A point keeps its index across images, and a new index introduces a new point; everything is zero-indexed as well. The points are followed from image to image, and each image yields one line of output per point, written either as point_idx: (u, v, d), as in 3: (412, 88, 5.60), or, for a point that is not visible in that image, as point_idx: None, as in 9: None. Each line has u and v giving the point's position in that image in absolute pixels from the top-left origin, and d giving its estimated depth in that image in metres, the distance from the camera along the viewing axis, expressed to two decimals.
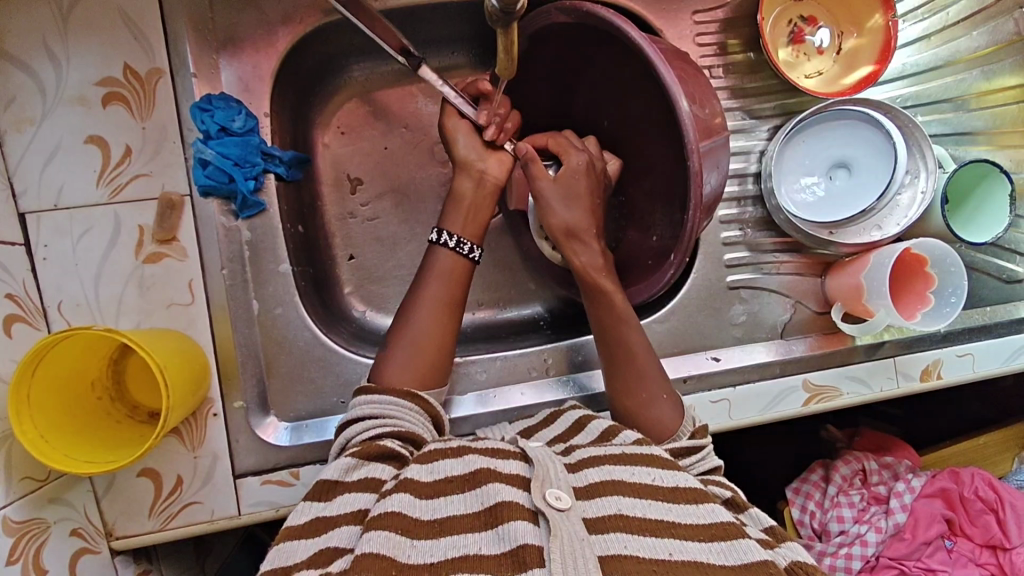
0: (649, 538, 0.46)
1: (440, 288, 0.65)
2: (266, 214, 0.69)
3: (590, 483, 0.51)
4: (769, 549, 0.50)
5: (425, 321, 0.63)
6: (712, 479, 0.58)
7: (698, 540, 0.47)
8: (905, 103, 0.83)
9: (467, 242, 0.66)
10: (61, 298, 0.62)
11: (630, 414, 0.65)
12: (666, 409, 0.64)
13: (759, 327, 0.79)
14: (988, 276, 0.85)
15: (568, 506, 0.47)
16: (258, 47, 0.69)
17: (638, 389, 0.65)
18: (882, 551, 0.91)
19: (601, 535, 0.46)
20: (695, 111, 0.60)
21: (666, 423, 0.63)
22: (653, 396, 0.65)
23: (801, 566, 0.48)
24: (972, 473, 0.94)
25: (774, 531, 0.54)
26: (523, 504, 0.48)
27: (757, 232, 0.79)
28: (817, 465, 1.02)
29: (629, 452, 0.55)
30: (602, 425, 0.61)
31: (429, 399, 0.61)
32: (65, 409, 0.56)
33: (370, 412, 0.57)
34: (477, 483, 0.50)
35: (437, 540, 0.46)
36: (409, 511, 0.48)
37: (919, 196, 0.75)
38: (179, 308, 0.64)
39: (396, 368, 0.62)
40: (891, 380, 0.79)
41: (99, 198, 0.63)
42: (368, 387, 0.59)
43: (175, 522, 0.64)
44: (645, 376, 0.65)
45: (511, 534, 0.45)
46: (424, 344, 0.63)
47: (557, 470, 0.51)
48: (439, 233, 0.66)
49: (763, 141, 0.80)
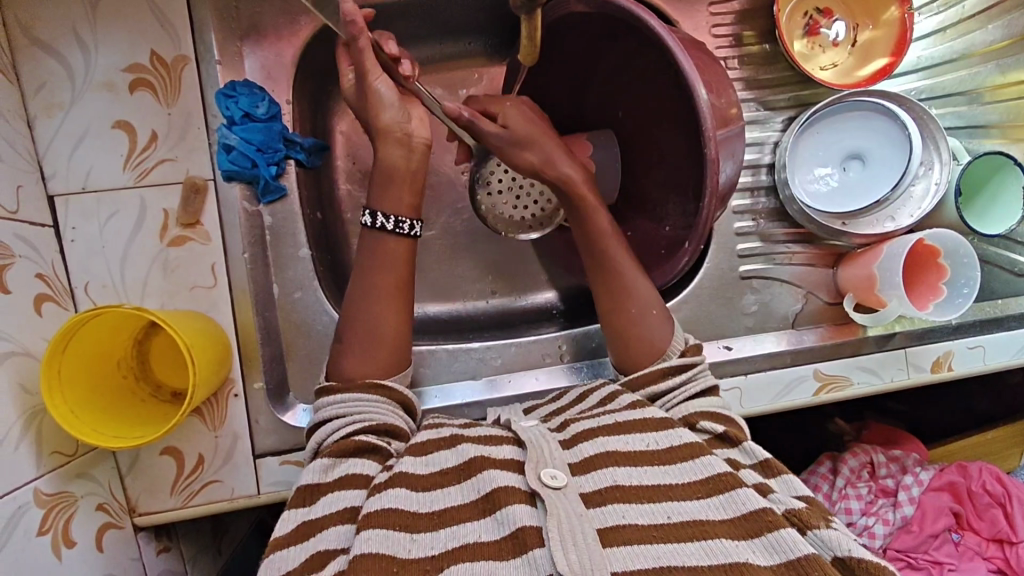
0: (648, 505, 0.47)
1: (384, 277, 0.62)
2: (286, 200, 0.70)
3: (586, 458, 0.51)
4: (766, 496, 0.48)
5: (377, 310, 0.61)
6: (705, 412, 0.59)
7: (696, 498, 0.48)
8: (920, 96, 0.84)
9: (406, 218, 0.62)
10: (87, 279, 0.63)
11: (627, 341, 0.66)
12: (658, 327, 0.65)
13: (771, 317, 0.80)
14: (1001, 269, 0.85)
15: (564, 483, 0.48)
16: (281, 36, 0.70)
17: (627, 309, 0.66)
18: (889, 543, 0.92)
19: (598, 508, 0.47)
20: (712, 100, 0.61)
21: (657, 343, 0.65)
22: (643, 312, 0.66)
23: (798, 513, 0.46)
24: (980, 468, 0.96)
25: (768, 464, 0.53)
26: (518, 487, 0.48)
27: (769, 223, 0.80)
28: (825, 458, 1.02)
29: (624, 420, 0.55)
30: (604, 391, 0.62)
31: (396, 388, 0.60)
32: (92, 386, 0.58)
33: (339, 412, 0.57)
34: (473, 471, 0.51)
35: (438, 531, 0.47)
36: (406, 505, 0.48)
37: (933, 187, 0.76)
38: (202, 291, 0.66)
39: (358, 362, 0.60)
40: (902, 371, 0.80)
41: (126, 181, 0.64)
42: (333, 387, 0.58)
43: (197, 500, 0.66)
44: (634, 294, 0.67)
45: (510, 518, 0.46)
46: (378, 335, 0.61)
47: (551, 450, 0.51)
48: (374, 216, 0.62)
49: (777, 133, 0.80)
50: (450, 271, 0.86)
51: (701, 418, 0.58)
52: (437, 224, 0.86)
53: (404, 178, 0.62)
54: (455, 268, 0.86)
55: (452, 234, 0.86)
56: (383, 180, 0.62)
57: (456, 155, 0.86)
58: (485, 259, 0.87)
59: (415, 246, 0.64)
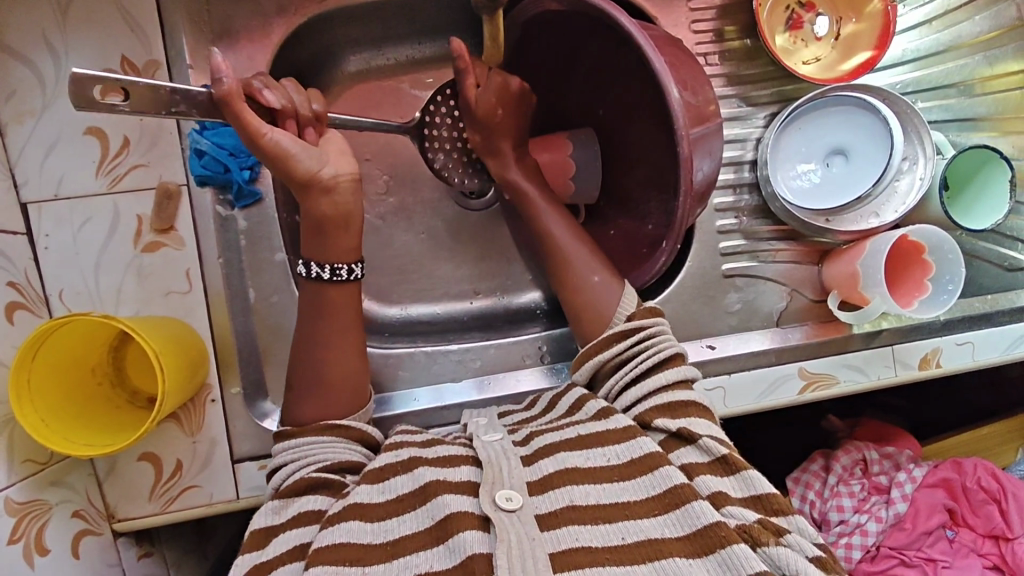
0: (602, 526, 0.47)
1: (344, 306, 0.62)
2: (261, 205, 0.69)
3: (544, 476, 0.51)
4: (721, 509, 0.49)
5: (330, 354, 0.62)
6: (659, 403, 0.58)
7: (652, 517, 0.48)
8: (906, 89, 0.82)
9: (344, 264, 0.62)
10: (61, 286, 0.63)
11: (578, 309, 0.67)
12: (601, 292, 0.66)
13: (755, 316, 0.79)
14: (989, 263, 0.84)
15: (518, 506, 0.48)
16: (253, 38, 0.70)
17: (571, 277, 0.68)
18: (882, 541, 0.91)
19: (552, 531, 0.47)
20: (686, 98, 0.61)
21: (605, 309, 0.66)
22: (584, 279, 0.68)
23: (750, 529, 0.47)
24: (975, 464, 0.94)
25: (729, 459, 0.53)
26: (472, 511, 0.48)
27: (752, 220, 0.79)
28: (817, 455, 1.00)
29: (587, 435, 0.55)
30: (572, 398, 0.62)
31: (352, 425, 0.60)
32: (64, 394, 0.58)
33: (294, 457, 0.57)
34: (428, 497, 0.50)
35: (390, 562, 0.47)
36: (358, 538, 0.48)
37: (918, 182, 0.75)
38: (177, 296, 0.66)
39: (321, 395, 0.61)
40: (889, 369, 0.79)
41: (98, 188, 0.64)
42: (285, 431, 0.59)
43: (175, 506, 0.65)
44: (575, 263, 0.69)
45: (461, 546, 0.45)
46: (331, 367, 0.62)
47: (510, 468, 0.51)
48: (308, 266, 0.61)
49: (759, 129, 0.79)
50: (432, 272, 0.86)
51: (656, 416, 0.57)
52: (419, 225, 0.85)
53: (335, 224, 0.60)
54: (438, 269, 0.86)
55: (434, 235, 0.86)
56: (314, 229, 0.60)
57: None
58: (468, 260, 0.86)
59: (359, 286, 0.64)
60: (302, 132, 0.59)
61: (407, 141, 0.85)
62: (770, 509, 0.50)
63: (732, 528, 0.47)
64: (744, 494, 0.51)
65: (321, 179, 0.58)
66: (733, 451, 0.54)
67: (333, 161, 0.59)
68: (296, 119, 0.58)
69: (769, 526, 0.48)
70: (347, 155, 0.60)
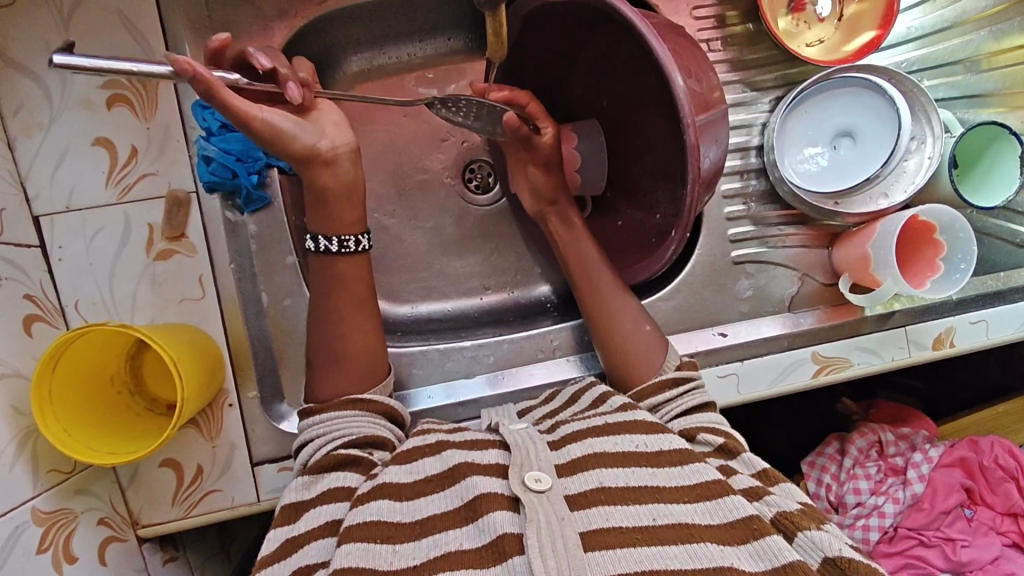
0: (633, 507, 0.48)
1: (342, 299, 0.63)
2: (271, 208, 0.70)
3: (574, 459, 0.52)
4: (756, 501, 0.51)
5: (340, 331, 0.62)
6: (704, 426, 0.60)
7: (682, 502, 0.48)
8: (911, 68, 0.81)
9: (349, 235, 0.63)
10: (78, 297, 0.64)
11: (626, 357, 0.68)
12: (653, 341, 0.69)
13: (767, 301, 0.79)
14: (1002, 241, 0.83)
15: (548, 486, 0.48)
16: (255, 42, 0.70)
17: (622, 324, 0.70)
18: (900, 522, 0.91)
19: (582, 511, 0.47)
20: (690, 85, 0.60)
21: (653, 355, 0.68)
22: (636, 328, 0.69)
23: (789, 516, 0.48)
24: (992, 442, 0.94)
25: (768, 474, 0.55)
26: (501, 492, 0.48)
27: (761, 206, 0.79)
28: (833, 438, 1.01)
29: (613, 422, 0.56)
30: (596, 392, 0.64)
31: (376, 399, 0.61)
32: (85, 405, 0.59)
33: (320, 433, 0.58)
34: (456, 478, 0.51)
35: (420, 541, 0.47)
36: (389, 517, 0.49)
37: (926, 161, 0.75)
38: (192, 303, 0.66)
39: (335, 385, 0.62)
40: (903, 350, 0.79)
41: (109, 198, 0.64)
42: (311, 409, 0.60)
43: (198, 510, 0.66)
44: (626, 310, 0.70)
45: (491, 526, 0.46)
46: (343, 352, 0.62)
47: (536, 452, 0.51)
48: (315, 239, 0.62)
49: (764, 114, 0.79)
50: (441, 269, 0.86)
51: (699, 431, 0.59)
52: (426, 222, 0.85)
53: (341, 195, 0.61)
54: (447, 266, 0.86)
55: (442, 232, 0.86)
56: (317, 202, 0.61)
57: (441, 152, 0.86)
58: (476, 255, 0.87)
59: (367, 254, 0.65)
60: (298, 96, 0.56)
61: (411, 139, 0.85)
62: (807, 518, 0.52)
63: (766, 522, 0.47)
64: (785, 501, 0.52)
65: (321, 152, 0.58)
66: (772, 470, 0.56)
67: (330, 134, 0.59)
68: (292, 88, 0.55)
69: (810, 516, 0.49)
70: (343, 125, 0.60)
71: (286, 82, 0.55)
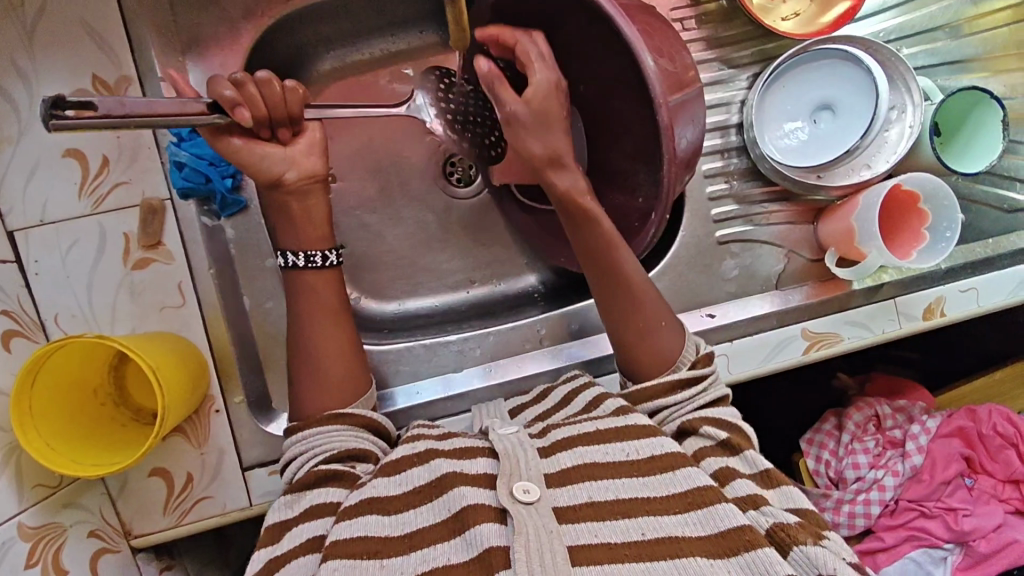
0: (622, 522, 0.47)
1: (330, 304, 0.64)
2: (247, 212, 0.70)
3: (562, 470, 0.51)
4: (752, 510, 0.49)
5: (321, 335, 0.63)
6: (709, 418, 0.59)
7: (672, 513, 0.48)
8: (890, 36, 0.80)
9: (317, 251, 0.64)
10: (57, 311, 0.64)
11: (638, 349, 0.63)
12: (668, 338, 0.63)
13: (754, 280, 0.78)
14: (988, 207, 0.82)
15: (537, 498, 0.47)
16: (224, 45, 0.69)
17: (638, 316, 0.64)
18: (901, 494, 0.92)
19: (570, 525, 0.46)
20: (661, 64, 0.60)
21: (666, 351, 0.63)
22: (653, 322, 0.64)
23: (788, 530, 0.47)
24: (990, 410, 0.93)
25: (769, 475, 0.54)
26: (489, 504, 0.48)
27: (744, 184, 0.78)
28: (829, 415, 1.01)
29: (604, 429, 0.55)
30: (590, 395, 0.62)
31: (360, 415, 0.60)
32: (68, 417, 0.58)
33: (301, 451, 0.58)
34: (444, 489, 0.50)
35: (409, 555, 0.47)
36: (378, 531, 0.48)
37: (908, 130, 0.74)
38: (171, 311, 0.66)
39: (319, 392, 0.61)
40: (893, 321, 0.78)
41: (83, 210, 0.64)
42: (298, 425, 0.59)
43: (190, 517, 0.66)
44: (641, 301, 0.64)
45: (477, 539, 0.45)
46: (324, 359, 0.62)
47: (526, 461, 0.50)
48: (284, 256, 0.63)
49: (742, 91, 0.78)
50: (426, 264, 0.85)
51: (703, 423, 0.58)
52: (408, 218, 0.85)
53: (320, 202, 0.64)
54: (432, 261, 0.85)
55: (425, 227, 0.85)
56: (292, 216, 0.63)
57: (420, 146, 0.85)
58: (461, 248, 0.86)
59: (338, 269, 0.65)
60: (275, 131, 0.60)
61: (389, 135, 0.84)
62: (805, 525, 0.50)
63: (759, 532, 0.47)
64: (782, 505, 0.52)
65: (286, 184, 0.62)
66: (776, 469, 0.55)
67: (297, 164, 0.62)
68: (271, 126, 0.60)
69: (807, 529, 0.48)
70: (313, 157, 0.63)
71: (263, 125, 0.59)
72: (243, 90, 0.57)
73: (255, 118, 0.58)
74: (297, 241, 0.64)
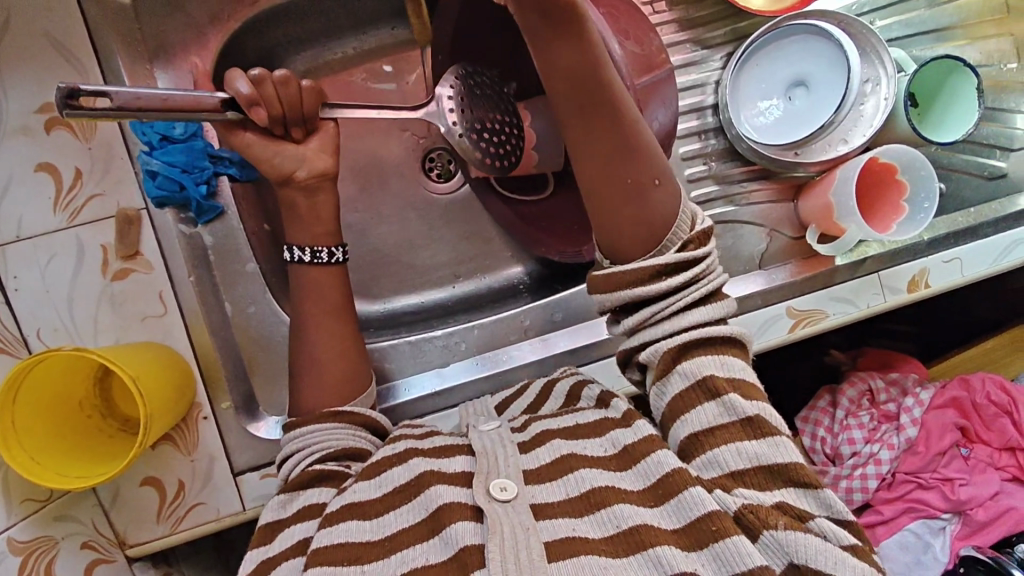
0: (596, 515, 0.47)
1: (316, 305, 0.64)
2: (224, 217, 0.69)
3: (541, 466, 0.51)
4: (723, 493, 0.47)
5: (310, 338, 0.63)
6: (692, 337, 0.53)
7: (645, 506, 0.47)
8: (862, 9, 0.80)
9: (325, 247, 0.65)
10: (38, 326, 0.63)
11: (627, 218, 0.55)
12: (661, 205, 0.55)
13: (737, 260, 0.78)
14: (968, 175, 0.82)
15: (513, 495, 0.48)
16: (190, 49, 0.70)
17: (626, 175, 0.55)
18: (897, 467, 0.92)
19: (548, 520, 0.47)
20: (631, 48, 0.61)
21: (658, 220, 0.55)
22: (643, 185, 0.55)
23: (757, 511, 0.45)
24: (983, 379, 0.94)
25: (754, 422, 0.49)
26: (465, 502, 0.48)
27: (722, 164, 0.78)
28: (823, 391, 1.00)
29: (584, 423, 0.55)
30: (566, 387, 0.62)
31: (356, 411, 0.61)
32: (53, 430, 0.59)
33: (296, 447, 0.58)
34: (421, 489, 0.50)
35: (388, 559, 0.47)
36: (358, 538, 0.48)
37: (883, 103, 0.74)
38: (154, 320, 0.66)
39: (310, 392, 0.62)
40: (878, 295, 0.78)
41: (58, 224, 0.64)
42: (293, 422, 0.60)
43: (184, 524, 0.66)
44: (629, 158, 0.55)
45: (453, 538, 0.46)
46: (317, 360, 0.62)
47: (504, 458, 0.51)
48: (292, 250, 0.64)
49: (717, 71, 0.78)
50: (410, 261, 0.85)
51: (683, 359, 0.52)
52: (389, 217, 0.85)
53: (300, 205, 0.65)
54: (415, 258, 0.85)
55: (407, 223, 0.85)
56: None
57: (398, 144, 0.85)
58: (445, 243, 0.86)
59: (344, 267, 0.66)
60: (288, 129, 0.61)
61: (366, 134, 0.84)
62: (791, 479, 0.47)
63: (732, 516, 0.46)
64: (771, 458, 0.48)
65: (298, 179, 0.63)
66: (763, 410, 0.50)
67: (308, 161, 0.63)
68: (284, 125, 0.60)
69: (784, 509, 0.46)
70: (327, 152, 0.64)
71: (277, 123, 0.60)
72: (261, 87, 0.57)
73: (270, 116, 0.58)
74: (307, 237, 0.65)
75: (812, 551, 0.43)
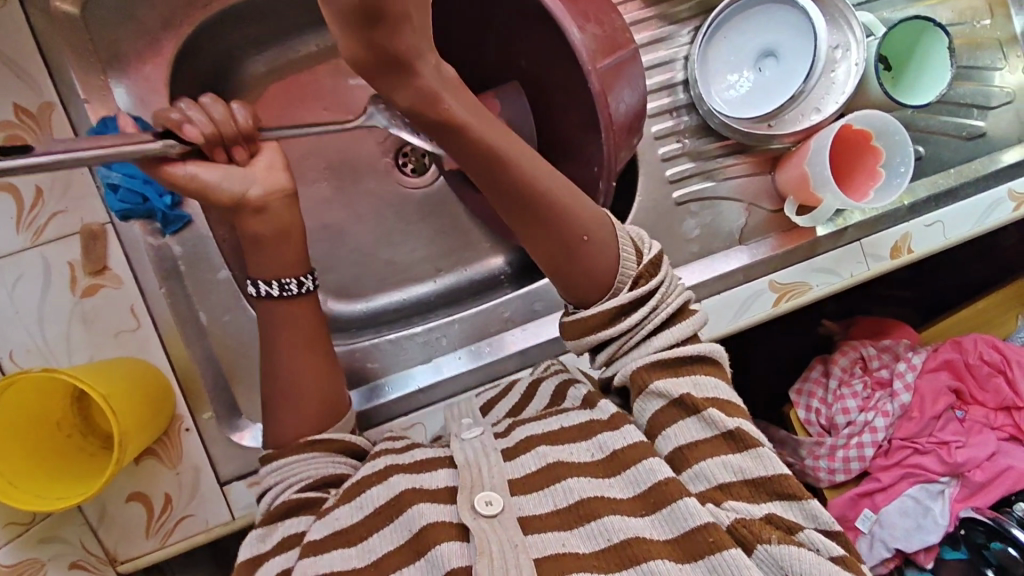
0: (585, 527, 0.47)
1: (291, 308, 0.63)
2: (192, 226, 0.68)
3: (525, 476, 0.50)
4: (710, 505, 0.47)
5: (286, 345, 0.63)
6: (659, 362, 0.52)
7: (636, 515, 0.47)
8: None
9: (292, 278, 0.63)
10: (10, 347, 0.63)
11: (568, 274, 0.54)
12: (597, 255, 0.53)
13: (716, 237, 0.77)
14: (948, 136, 0.81)
15: (499, 509, 0.47)
16: (143, 57, 0.68)
17: (554, 237, 0.53)
18: (893, 433, 0.91)
19: (536, 535, 0.46)
20: (591, 31, 0.59)
21: (595, 270, 0.53)
22: (572, 240, 0.53)
23: (748, 526, 0.46)
24: (975, 340, 0.93)
25: (738, 436, 0.49)
26: (450, 521, 0.48)
27: (696, 141, 0.77)
28: (816, 362, 1.00)
29: (568, 426, 0.54)
30: (552, 385, 0.61)
31: (332, 438, 0.60)
32: (29, 454, 0.58)
33: (278, 479, 0.58)
34: (402, 508, 0.50)
35: None
36: (345, 565, 0.49)
37: (854, 68, 0.73)
38: (127, 334, 0.65)
39: (291, 398, 0.61)
40: (861, 264, 0.77)
41: (22, 243, 0.63)
42: (269, 455, 0.59)
43: (174, 538, 0.66)
44: (555, 218, 0.53)
45: (439, 561, 0.45)
46: (296, 367, 0.62)
47: (488, 470, 0.50)
48: (258, 286, 0.62)
49: (685, 46, 0.76)
50: (388, 258, 0.84)
51: (653, 378, 0.52)
52: (364, 214, 0.84)
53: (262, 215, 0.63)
54: (394, 254, 0.84)
55: (382, 221, 0.84)
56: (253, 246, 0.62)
57: (368, 140, 0.83)
58: (422, 238, 0.85)
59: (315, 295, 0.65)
60: (230, 152, 0.57)
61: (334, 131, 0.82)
62: (776, 493, 0.48)
63: (721, 526, 0.46)
64: (758, 471, 0.48)
65: (251, 199, 0.58)
66: (742, 421, 0.50)
67: (261, 179, 0.59)
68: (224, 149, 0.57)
69: (773, 522, 0.46)
70: (277, 169, 0.60)
71: (217, 146, 0.56)
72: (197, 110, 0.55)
73: (206, 137, 0.54)
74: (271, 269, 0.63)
75: (805, 563, 0.44)
